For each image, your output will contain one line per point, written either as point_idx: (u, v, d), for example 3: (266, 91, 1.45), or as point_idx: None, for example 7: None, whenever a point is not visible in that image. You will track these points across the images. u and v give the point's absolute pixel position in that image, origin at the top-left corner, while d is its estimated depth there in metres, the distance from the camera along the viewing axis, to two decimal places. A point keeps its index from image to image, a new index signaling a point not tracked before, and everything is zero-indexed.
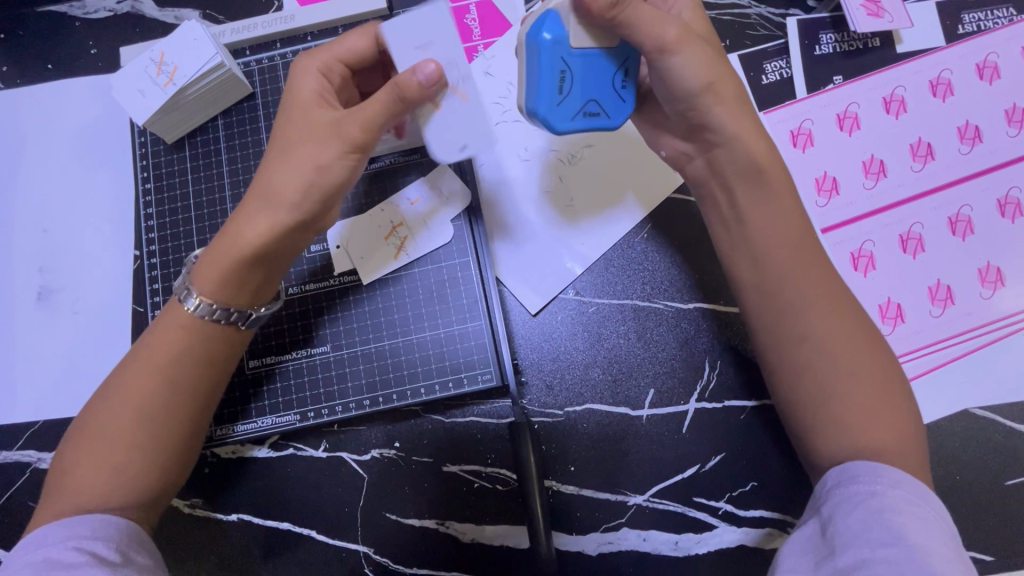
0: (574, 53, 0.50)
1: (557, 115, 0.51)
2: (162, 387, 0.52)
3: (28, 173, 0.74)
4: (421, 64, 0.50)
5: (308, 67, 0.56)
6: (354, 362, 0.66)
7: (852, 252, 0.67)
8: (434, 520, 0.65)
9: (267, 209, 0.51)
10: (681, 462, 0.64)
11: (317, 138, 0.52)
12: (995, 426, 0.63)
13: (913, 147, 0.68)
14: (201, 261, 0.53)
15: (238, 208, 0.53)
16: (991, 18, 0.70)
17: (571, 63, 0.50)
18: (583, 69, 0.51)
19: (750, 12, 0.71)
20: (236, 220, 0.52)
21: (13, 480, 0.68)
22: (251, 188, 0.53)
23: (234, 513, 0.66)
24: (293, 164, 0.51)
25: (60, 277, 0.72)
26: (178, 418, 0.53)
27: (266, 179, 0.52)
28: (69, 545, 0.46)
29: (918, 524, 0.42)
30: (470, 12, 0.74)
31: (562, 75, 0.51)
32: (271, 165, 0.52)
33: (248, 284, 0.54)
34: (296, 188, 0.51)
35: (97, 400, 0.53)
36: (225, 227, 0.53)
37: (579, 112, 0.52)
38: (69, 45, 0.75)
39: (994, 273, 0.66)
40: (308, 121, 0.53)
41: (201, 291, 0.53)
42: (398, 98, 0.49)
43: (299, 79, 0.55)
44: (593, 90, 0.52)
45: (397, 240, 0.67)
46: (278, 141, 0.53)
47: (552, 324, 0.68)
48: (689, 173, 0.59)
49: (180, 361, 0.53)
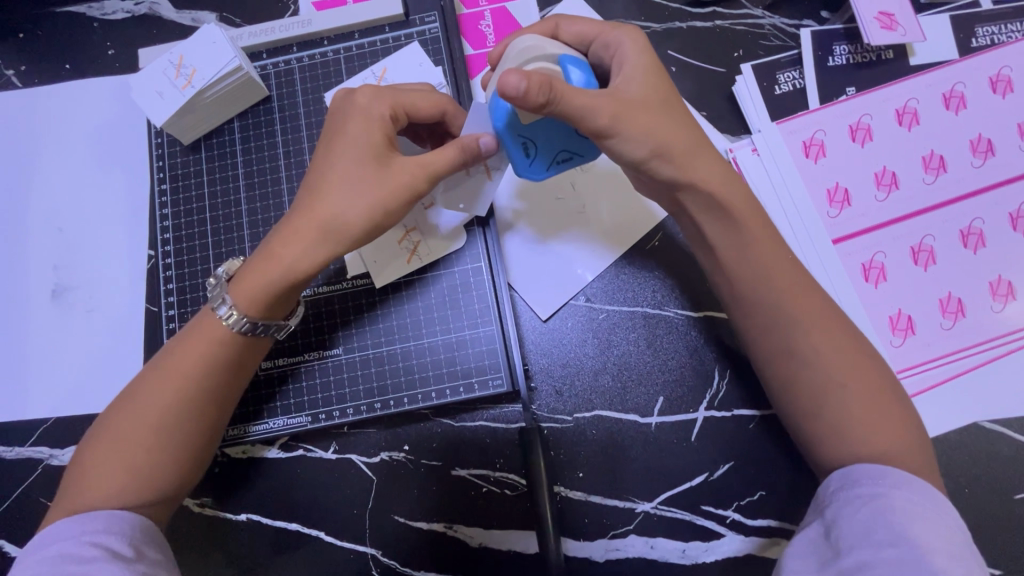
0: (526, 124, 0.52)
1: (534, 173, 0.55)
2: (185, 392, 0.53)
3: (45, 172, 0.75)
4: (483, 134, 0.53)
5: (373, 102, 0.55)
6: (367, 365, 0.67)
7: (863, 263, 0.67)
8: (442, 524, 0.65)
9: (314, 242, 0.52)
10: (690, 470, 0.64)
11: (387, 184, 0.52)
12: (1003, 439, 0.63)
13: (925, 160, 0.69)
14: (239, 279, 0.54)
15: (287, 229, 0.53)
16: (1004, 32, 0.70)
17: (529, 134, 0.53)
18: (541, 134, 0.53)
19: (763, 23, 0.72)
20: (281, 248, 0.52)
21: (25, 476, 0.69)
22: (307, 215, 0.52)
23: (243, 513, 0.66)
24: (356, 204, 0.51)
25: (75, 275, 0.73)
26: (202, 422, 0.54)
27: (317, 211, 0.52)
28: (83, 540, 0.46)
29: (924, 525, 0.42)
30: (485, 18, 0.74)
31: (524, 144, 0.53)
32: (332, 200, 0.52)
33: (285, 300, 0.55)
34: (355, 228, 0.52)
35: (124, 399, 0.54)
36: (272, 248, 0.53)
37: (554, 162, 0.55)
38: (88, 44, 0.76)
39: (1005, 286, 0.66)
40: (378, 164, 0.52)
41: (246, 311, 0.54)
42: (462, 160, 0.53)
43: (370, 114, 0.54)
44: (557, 144, 0.54)
45: (410, 244, 0.67)
46: (339, 172, 0.52)
47: (563, 330, 0.68)
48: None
49: (205, 366, 0.54)
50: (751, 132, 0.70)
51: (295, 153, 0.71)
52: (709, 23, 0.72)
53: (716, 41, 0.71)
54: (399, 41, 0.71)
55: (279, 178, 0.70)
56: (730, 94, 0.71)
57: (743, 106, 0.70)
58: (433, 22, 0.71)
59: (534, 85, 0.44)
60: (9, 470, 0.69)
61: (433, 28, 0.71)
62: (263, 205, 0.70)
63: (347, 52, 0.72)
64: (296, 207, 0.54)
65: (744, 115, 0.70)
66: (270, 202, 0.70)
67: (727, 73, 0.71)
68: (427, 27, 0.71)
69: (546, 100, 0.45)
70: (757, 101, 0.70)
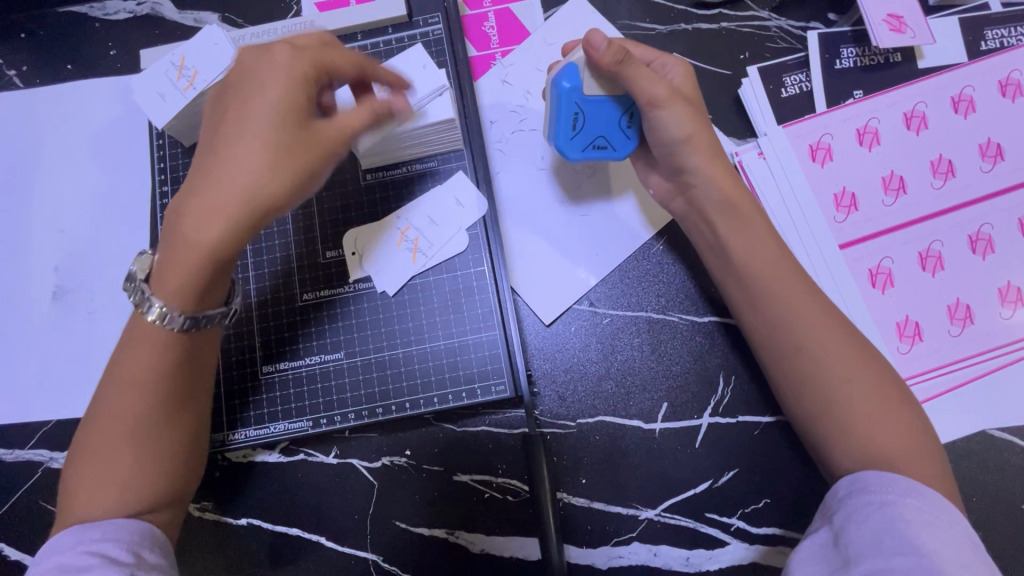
0: (587, 98, 0.56)
1: (569, 147, 0.58)
2: (158, 393, 0.51)
3: (45, 173, 0.75)
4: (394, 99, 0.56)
5: (281, 56, 0.50)
6: (367, 370, 0.66)
7: (870, 269, 0.66)
8: (444, 530, 0.65)
9: (225, 211, 0.46)
10: (694, 477, 0.64)
11: (315, 151, 0.49)
12: (1012, 447, 0.63)
13: (933, 164, 0.68)
14: (166, 270, 0.48)
15: (201, 203, 0.47)
16: (1014, 35, 0.69)
17: (584, 106, 0.56)
18: (595, 111, 0.56)
19: (770, 24, 0.71)
20: (192, 220, 0.47)
21: (25, 479, 0.69)
22: (222, 187, 0.46)
23: (243, 517, 0.66)
24: (284, 170, 0.47)
25: (77, 277, 0.72)
26: (179, 422, 0.53)
27: (227, 176, 0.46)
28: (81, 550, 0.46)
29: (935, 534, 0.41)
30: (488, 20, 0.74)
31: (575, 115, 0.56)
32: (242, 163, 0.47)
33: (217, 287, 0.50)
34: (284, 198, 0.47)
35: (93, 411, 0.52)
36: (186, 230, 0.47)
37: (588, 146, 0.58)
38: (89, 45, 0.75)
39: (1015, 292, 0.65)
40: (298, 126, 0.48)
41: (179, 305, 0.49)
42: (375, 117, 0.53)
43: (283, 70, 0.49)
44: (601, 130, 0.57)
45: (409, 245, 0.67)
46: (257, 138, 0.47)
47: (566, 334, 0.68)
48: (674, 209, 0.62)
49: (168, 366, 0.51)
50: (757, 135, 0.69)
51: None
52: (714, 25, 0.71)
53: (722, 42, 0.71)
54: (402, 42, 0.71)
55: None
56: (736, 97, 0.70)
57: (749, 108, 0.69)
58: (436, 24, 0.71)
59: (612, 47, 0.51)
60: (9, 473, 0.69)
61: (436, 29, 0.71)
62: None
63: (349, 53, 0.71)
64: (203, 181, 0.47)
65: (750, 118, 0.70)
66: None
67: (733, 75, 0.70)
68: (430, 29, 0.71)
69: (620, 60, 0.52)
70: (762, 104, 0.69)
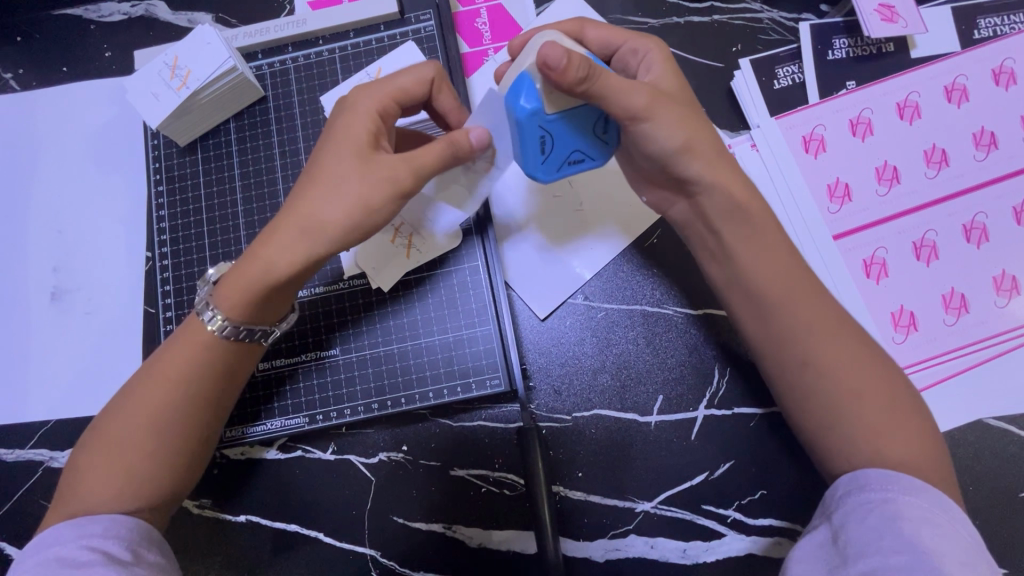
0: (550, 118, 0.49)
1: (543, 172, 0.53)
2: (180, 398, 0.52)
3: (43, 174, 0.75)
4: (472, 128, 0.52)
5: (363, 97, 0.54)
6: (363, 366, 0.66)
7: (864, 259, 0.66)
8: (440, 524, 0.65)
9: (297, 240, 0.50)
10: (690, 469, 0.64)
11: (369, 179, 0.50)
12: (1009, 436, 0.62)
13: (927, 154, 0.68)
14: (225, 282, 0.52)
15: (268, 231, 0.51)
16: (1006, 24, 0.69)
17: (549, 127, 0.50)
18: (561, 129, 0.50)
19: (762, 16, 0.71)
20: (265, 246, 0.51)
21: (26, 477, 0.69)
22: (287, 216, 0.51)
23: (243, 514, 0.66)
24: (342, 200, 0.50)
25: (75, 277, 0.73)
26: (192, 430, 0.53)
27: (302, 209, 0.50)
28: (81, 544, 0.46)
29: (934, 532, 0.41)
30: (481, 16, 0.74)
31: (541, 138, 0.50)
32: (315, 198, 0.50)
33: (272, 307, 0.54)
34: (338, 227, 0.50)
35: (113, 408, 0.53)
36: (261, 256, 0.51)
37: (563, 164, 0.53)
38: (84, 46, 0.76)
39: (1010, 281, 0.65)
40: (363, 160, 0.50)
41: (229, 315, 0.52)
42: (452, 155, 0.51)
43: (361, 113, 0.53)
44: (573, 146, 0.52)
45: (404, 240, 0.67)
46: (323, 172, 0.51)
47: (561, 329, 0.68)
48: (671, 216, 0.61)
49: (191, 372, 0.53)
50: (750, 127, 0.69)
51: (290, 155, 0.71)
52: (706, 17, 0.71)
53: (714, 35, 0.71)
54: (394, 40, 0.71)
55: (274, 179, 0.70)
56: (729, 89, 0.70)
57: (741, 101, 0.69)
58: (428, 21, 0.71)
59: (575, 61, 0.44)
60: (10, 472, 0.69)
61: (428, 26, 0.71)
62: (259, 206, 0.70)
63: (342, 52, 0.72)
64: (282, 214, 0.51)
65: (743, 111, 0.70)
66: (268, 206, 0.70)
67: (726, 68, 0.70)
68: (422, 26, 0.71)
69: (586, 77, 0.46)
70: (755, 96, 0.69)
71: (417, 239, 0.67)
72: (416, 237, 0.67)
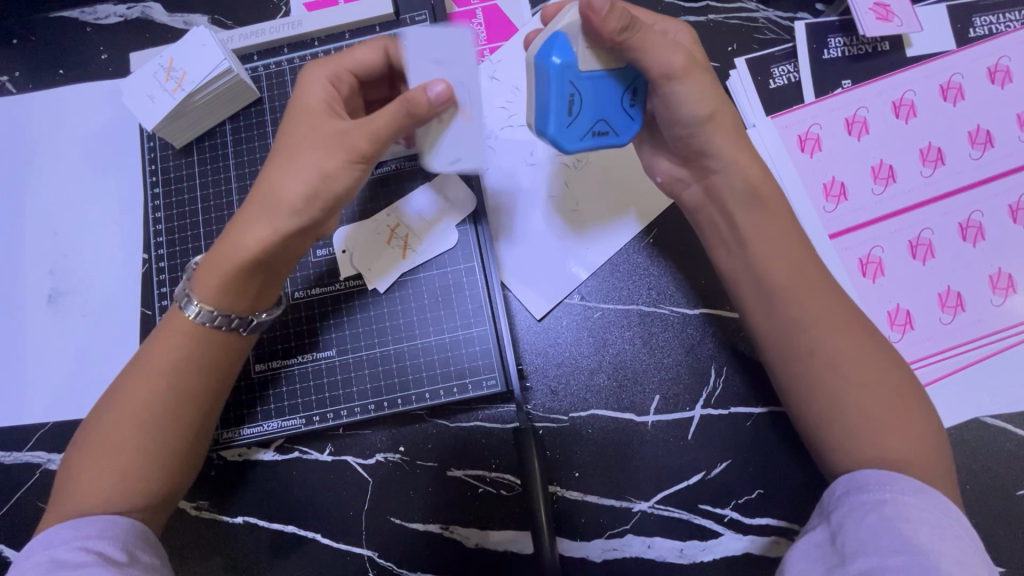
0: (583, 76, 0.50)
1: (568, 136, 0.52)
2: (169, 392, 0.52)
3: (39, 176, 0.75)
4: (432, 83, 0.50)
5: (317, 74, 0.56)
6: (359, 367, 0.66)
7: (860, 258, 0.66)
8: (438, 525, 0.65)
9: (261, 216, 0.50)
10: (686, 468, 0.64)
11: (326, 149, 0.50)
12: (1005, 434, 0.62)
13: (923, 152, 0.68)
14: (200, 269, 0.53)
15: (238, 217, 0.52)
16: (1002, 22, 0.69)
17: (580, 85, 0.50)
18: (593, 89, 0.51)
19: (758, 16, 0.71)
20: (234, 228, 0.52)
21: (24, 479, 0.69)
22: (254, 197, 0.52)
23: (240, 515, 0.66)
24: (300, 171, 0.50)
25: (72, 279, 0.73)
26: (182, 423, 0.53)
27: (267, 187, 0.51)
28: (76, 545, 0.46)
29: (931, 532, 0.41)
30: (476, 16, 0.74)
31: (571, 97, 0.50)
32: (278, 175, 0.51)
33: (249, 291, 0.54)
34: (300, 198, 0.50)
35: (103, 405, 0.53)
36: (229, 237, 0.51)
37: (588, 133, 0.52)
38: (80, 49, 0.76)
39: (1006, 279, 0.65)
40: (321, 134, 0.51)
41: (205, 300, 0.53)
42: (409, 112, 0.50)
43: (314, 90, 0.54)
44: (601, 112, 0.52)
45: (400, 241, 0.68)
46: (284, 152, 0.52)
47: (557, 329, 0.68)
48: (686, 198, 0.61)
49: (179, 365, 0.53)
50: (746, 126, 0.69)
51: None
52: (702, 17, 0.71)
53: (709, 34, 0.71)
54: None
55: None
56: (725, 88, 0.70)
57: (736, 100, 0.69)
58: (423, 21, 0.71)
59: (615, 10, 0.46)
60: (7, 474, 0.69)
61: None
62: None
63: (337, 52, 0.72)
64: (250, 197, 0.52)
65: (739, 111, 0.70)
66: None
67: (721, 67, 0.70)
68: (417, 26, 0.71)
69: (624, 26, 0.47)
70: (750, 96, 0.69)
71: (412, 239, 0.68)
72: (411, 237, 0.68)
